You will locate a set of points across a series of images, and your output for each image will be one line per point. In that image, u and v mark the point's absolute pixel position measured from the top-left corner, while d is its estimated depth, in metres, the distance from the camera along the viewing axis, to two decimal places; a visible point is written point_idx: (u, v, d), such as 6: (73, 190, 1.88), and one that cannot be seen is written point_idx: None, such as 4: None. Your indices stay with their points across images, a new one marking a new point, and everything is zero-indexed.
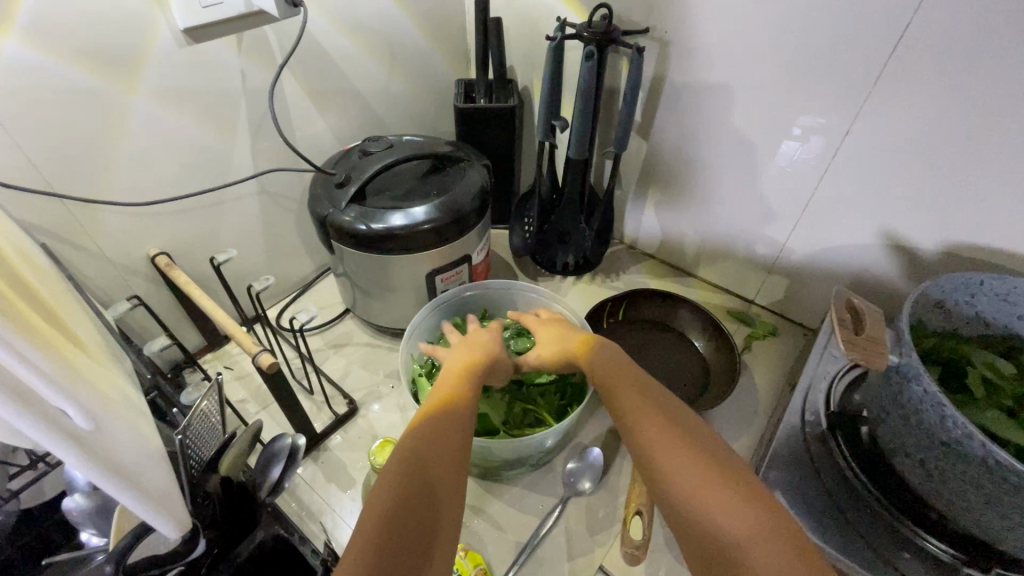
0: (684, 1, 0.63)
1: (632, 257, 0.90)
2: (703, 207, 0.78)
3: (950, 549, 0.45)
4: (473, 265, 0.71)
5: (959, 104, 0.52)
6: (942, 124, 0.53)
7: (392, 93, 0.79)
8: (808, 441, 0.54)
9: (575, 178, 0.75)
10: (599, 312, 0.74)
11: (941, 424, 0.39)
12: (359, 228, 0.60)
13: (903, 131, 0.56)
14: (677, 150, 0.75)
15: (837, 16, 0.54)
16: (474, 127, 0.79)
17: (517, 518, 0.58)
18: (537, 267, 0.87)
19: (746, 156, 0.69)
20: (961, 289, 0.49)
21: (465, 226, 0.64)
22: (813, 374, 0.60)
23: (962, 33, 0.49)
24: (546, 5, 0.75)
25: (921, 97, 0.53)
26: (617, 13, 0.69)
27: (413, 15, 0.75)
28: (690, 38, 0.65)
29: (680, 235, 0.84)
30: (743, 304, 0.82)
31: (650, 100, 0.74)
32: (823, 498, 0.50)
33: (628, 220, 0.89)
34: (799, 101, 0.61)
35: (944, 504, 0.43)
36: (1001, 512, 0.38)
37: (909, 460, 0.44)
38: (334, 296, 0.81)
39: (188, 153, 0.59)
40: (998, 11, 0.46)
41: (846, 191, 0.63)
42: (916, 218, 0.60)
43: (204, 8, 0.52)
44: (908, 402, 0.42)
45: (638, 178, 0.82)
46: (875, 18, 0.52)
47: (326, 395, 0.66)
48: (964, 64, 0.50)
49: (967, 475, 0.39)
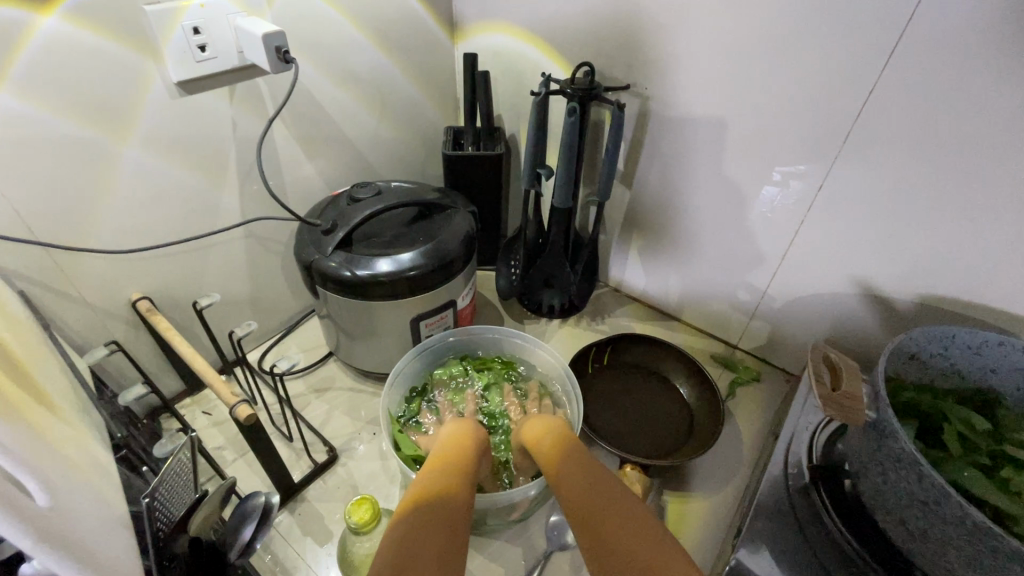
0: (662, 59, 0.66)
1: (616, 300, 0.91)
2: (685, 254, 0.80)
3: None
4: (459, 310, 0.71)
5: (925, 161, 0.54)
6: (911, 180, 0.56)
7: (382, 139, 0.81)
8: (791, 494, 0.54)
9: (560, 225, 0.76)
10: (584, 357, 0.74)
11: (920, 482, 0.40)
12: (344, 274, 0.60)
13: (875, 184, 0.58)
14: (659, 198, 0.77)
15: (804, 78, 0.57)
16: (461, 174, 0.81)
17: (498, 572, 0.56)
18: (523, 309, 0.88)
19: (725, 206, 0.71)
20: (935, 342, 0.50)
21: (450, 271, 0.65)
22: (795, 425, 0.60)
23: (928, 95, 0.51)
24: (532, 60, 0.78)
25: (888, 153, 0.56)
26: (599, 69, 0.72)
27: (405, 67, 0.78)
28: (668, 93, 0.68)
29: (662, 279, 0.85)
30: (725, 349, 0.83)
31: (631, 149, 0.76)
32: (809, 556, 0.49)
33: (613, 265, 0.90)
34: (775, 156, 0.64)
35: (926, 563, 0.42)
36: (982, 574, 0.38)
37: (890, 518, 0.44)
38: (318, 339, 0.80)
39: (176, 200, 0.59)
40: (957, 77, 0.49)
41: (823, 242, 0.65)
42: (890, 270, 0.62)
43: (199, 62, 0.54)
44: (887, 459, 0.43)
45: (621, 225, 0.84)
46: (841, 81, 0.55)
47: (305, 442, 0.65)
48: (928, 123, 0.52)
49: (946, 534, 0.39)
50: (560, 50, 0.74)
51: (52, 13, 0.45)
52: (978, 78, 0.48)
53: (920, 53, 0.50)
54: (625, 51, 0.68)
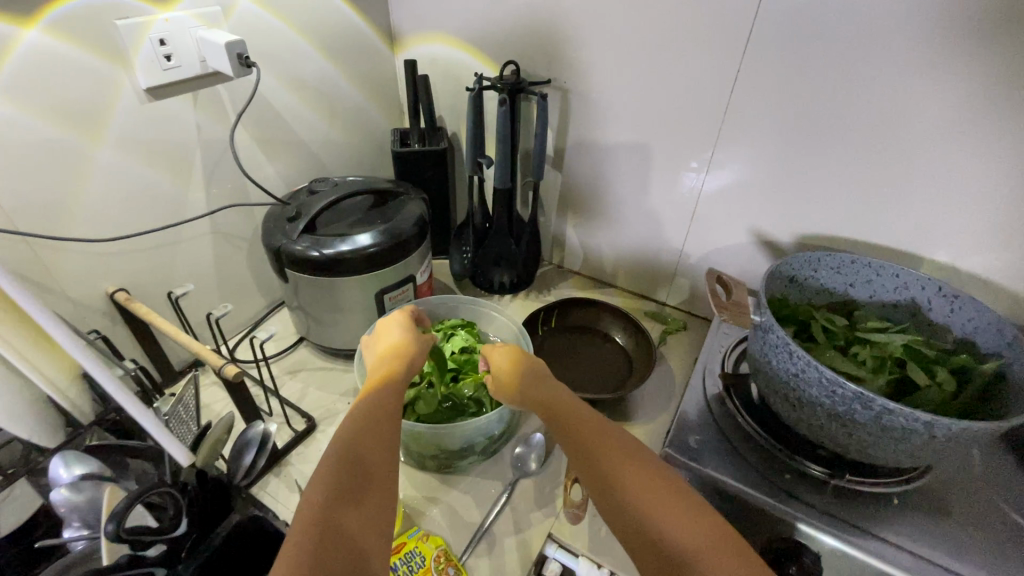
0: (574, 56, 0.77)
1: (559, 274, 1.01)
2: (613, 225, 0.91)
3: (824, 470, 0.56)
4: (418, 285, 0.79)
5: (785, 124, 0.67)
6: (777, 140, 0.69)
7: (334, 141, 0.88)
8: (710, 403, 0.65)
9: (502, 206, 0.86)
10: (534, 320, 0.84)
11: (791, 358, 0.51)
12: (311, 254, 0.67)
13: (751, 147, 0.71)
14: (585, 177, 0.88)
15: (686, 64, 0.70)
16: (410, 168, 0.89)
17: (471, 502, 0.63)
18: (477, 288, 0.96)
19: (641, 178, 0.83)
20: (806, 265, 0.63)
21: (407, 248, 0.73)
22: (711, 349, 0.72)
23: (779, 71, 0.64)
24: (465, 64, 0.88)
25: (758, 120, 0.69)
26: (524, 68, 0.83)
27: (350, 75, 0.86)
28: (583, 85, 0.79)
29: (597, 250, 0.96)
30: (657, 306, 0.94)
31: (558, 136, 0.87)
32: (724, 446, 0.60)
33: (554, 243, 1.00)
34: (674, 131, 0.76)
35: (806, 430, 0.53)
36: (840, 422, 0.49)
37: (778, 398, 0.55)
38: (286, 328, 0.86)
39: (147, 197, 0.64)
40: (797, 55, 0.62)
41: (720, 200, 0.78)
42: (774, 218, 0.75)
43: (165, 71, 0.61)
44: (771, 349, 0.54)
45: (557, 205, 0.95)
46: (715, 64, 0.68)
47: (284, 414, 0.70)
48: (782, 93, 0.65)
49: (812, 395, 0.50)
50: (488, 54, 0.84)
51: (33, 27, 0.50)
52: (812, 55, 0.62)
53: (768, 37, 0.63)
54: (543, 51, 0.79)
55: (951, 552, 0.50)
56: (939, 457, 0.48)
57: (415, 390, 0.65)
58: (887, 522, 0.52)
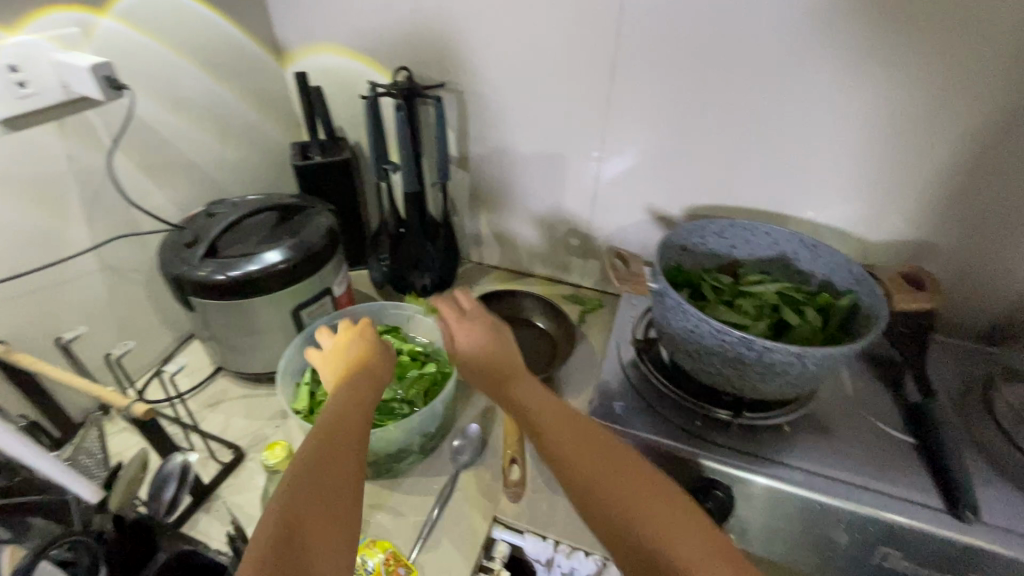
0: (464, 58, 0.80)
1: (480, 270, 1.03)
2: (524, 216, 0.95)
3: (727, 412, 0.62)
4: (337, 297, 0.78)
5: (661, 107, 0.74)
6: (657, 123, 0.76)
7: (228, 161, 0.84)
8: (626, 370, 0.70)
9: (413, 209, 0.87)
10: None
11: (684, 315, 0.57)
12: (217, 278, 0.64)
13: (635, 130, 0.77)
14: (490, 174, 0.91)
15: (568, 58, 0.75)
16: (315, 180, 0.88)
17: (415, 502, 0.64)
18: (399, 294, 0.97)
19: (542, 169, 0.87)
20: (693, 233, 0.69)
21: (320, 260, 0.72)
22: (623, 319, 0.78)
23: (648, 61, 0.71)
24: (357, 73, 0.87)
25: (636, 107, 0.75)
26: (417, 73, 0.84)
27: (237, 91, 0.83)
28: (476, 85, 0.82)
29: (512, 243, 0.99)
30: (575, 289, 0.99)
31: (460, 136, 0.89)
32: (642, 406, 0.65)
33: (470, 241, 1.02)
34: (566, 121, 0.80)
35: (708, 377, 0.59)
36: (732, 365, 0.55)
37: (681, 354, 0.61)
38: (200, 360, 0.81)
39: (17, 238, 0.59)
40: (660, 45, 0.69)
41: (616, 183, 0.84)
42: (664, 194, 0.82)
43: (21, 100, 0.56)
44: (668, 311, 0.59)
45: (468, 203, 0.97)
46: (592, 57, 0.73)
47: (208, 448, 0.67)
48: (654, 80, 0.72)
49: (705, 344, 0.56)
50: (380, 61, 0.85)
51: None
52: (674, 44, 0.69)
53: (634, 31, 0.69)
54: (434, 55, 0.81)
55: (833, 463, 0.58)
56: (814, 383, 0.55)
57: None
58: (781, 448, 0.60)
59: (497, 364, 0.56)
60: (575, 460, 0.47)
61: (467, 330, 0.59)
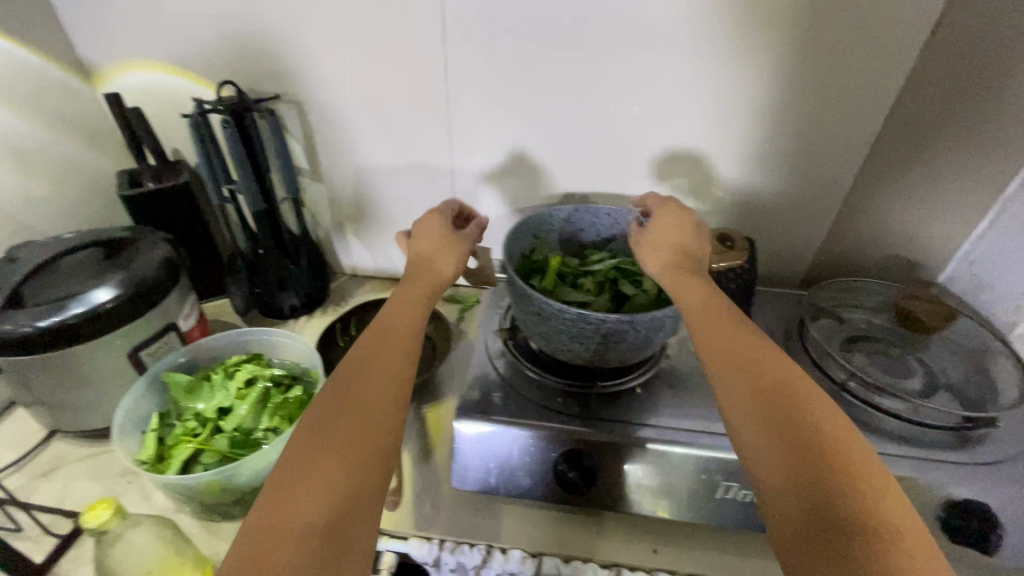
0: (296, 68, 0.78)
1: (355, 282, 1.01)
2: (389, 223, 0.94)
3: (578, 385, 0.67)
4: (185, 331, 0.72)
5: (498, 103, 0.77)
6: (498, 119, 0.79)
7: (36, 198, 0.75)
8: (494, 361, 0.72)
9: (265, 228, 0.83)
10: (330, 333, 0.83)
11: (528, 301, 0.60)
12: (25, 330, 0.57)
13: (479, 128, 0.80)
14: (347, 184, 0.90)
15: (402, 61, 0.75)
16: (149, 209, 0.81)
17: None
18: (268, 318, 0.92)
19: (398, 173, 0.87)
20: (539, 222, 0.73)
21: (158, 294, 0.66)
22: (491, 311, 0.80)
23: (477, 61, 0.74)
24: (183, 90, 0.82)
25: (475, 105, 0.78)
26: (250, 86, 0.80)
27: (37, 120, 0.74)
28: (314, 95, 0.80)
29: (383, 251, 0.98)
30: (453, 289, 1.00)
31: (308, 149, 0.86)
32: (510, 392, 0.67)
33: (340, 254, 0.99)
34: (412, 124, 0.81)
35: (561, 355, 0.63)
36: (576, 340, 0.59)
37: (535, 337, 0.64)
38: (29, 426, 0.72)
39: None
40: (485, 45, 0.72)
41: (472, 180, 0.86)
42: (518, 186, 0.85)
43: None
44: (516, 298, 0.62)
45: (331, 216, 0.94)
46: (424, 60, 0.75)
47: (40, 521, 0.59)
48: (486, 79, 0.75)
49: (551, 325, 0.59)
50: (206, 76, 0.80)
51: None
52: (498, 44, 0.72)
53: (459, 33, 0.72)
54: (264, 67, 0.78)
55: (678, 415, 0.65)
56: (651, 344, 0.61)
57: (195, 442, 0.61)
58: (636, 409, 0.65)
59: (665, 259, 0.59)
60: (753, 355, 0.47)
61: (673, 219, 0.63)
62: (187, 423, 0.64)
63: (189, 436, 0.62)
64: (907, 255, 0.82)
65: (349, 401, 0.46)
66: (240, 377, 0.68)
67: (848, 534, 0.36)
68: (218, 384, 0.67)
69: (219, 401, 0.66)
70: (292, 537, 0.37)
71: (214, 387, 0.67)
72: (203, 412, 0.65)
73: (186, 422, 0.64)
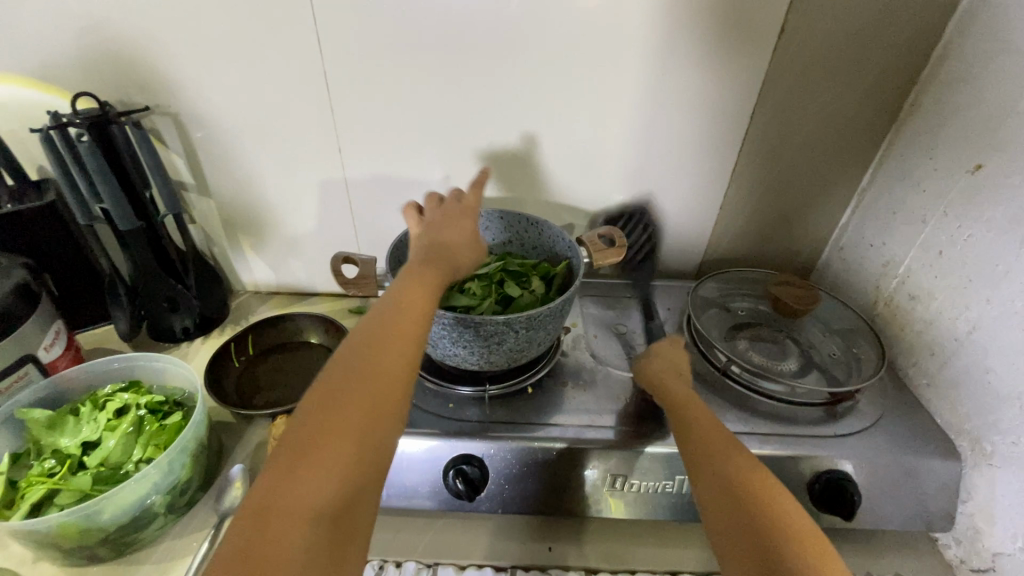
0: (166, 78, 0.74)
1: (257, 299, 0.97)
2: (287, 236, 0.91)
3: (474, 389, 0.67)
4: (46, 362, 0.67)
5: (384, 110, 0.77)
6: (386, 126, 0.78)
7: None
8: None
9: (143, 248, 0.78)
10: (223, 354, 0.79)
11: None
12: None
13: (368, 135, 0.79)
14: (237, 198, 0.86)
15: (279, 70, 0.74)
16: (7, 233, 0.74)
17: (167, 565, 0.58)
18: (158, 342, 0.87)
19: (290, 184, 0.84)
20: None
21: (8, 323, 0.61)
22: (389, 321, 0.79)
23: (356, 68, 0.73)
24: (42, 104, 0.76)
25: (361, 112, 0.77)
26: (117, 98, 0.76)
27: None
28: (189, 106, 0.77)
29: (284, 266, 0.95)
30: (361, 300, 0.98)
31: (191, 163, 0.82)
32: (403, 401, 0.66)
33: (239, 271, 0.95)
34: (299, 133, 0.79)
35: (451, 357, 0.64)
36: (462, 341, 0.60)
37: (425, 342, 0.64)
38: None
39: None
40: (362, 52, 0.72)
41: (367, 189, 0.85)
42: (415, 193, 0.85)
43: None
44: None
45: (223, 231, 0.90)
46: (303, 68, 0.73)
47: None
48: (369, 86, 0.75)
49: (436, 329, 0.60)
50: (66, 89, 0.75)
51: None
52: (375, 51, 0.72)
53: (334, 41, 0.71)
54: (131, 77, 0.74)
55: (570, 412, 0.66)
56: (537, 341, 0.63)
57: (48, 482, 0.56)
58: (527, 408, 0.66)
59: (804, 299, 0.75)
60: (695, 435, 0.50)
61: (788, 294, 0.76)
62: (44, 463, 0.59)
63: (43, 476, 0.57)
64: (785, 246, 0.87)
65: (351, 391, 0.43)
66: (110, 408, 0.63)
67: (784, 561, 0.38)
68: (84, 417, 0.63)
69: (83, 435, 0.61)
70: (289, 551, 0.35)
71: (79, 420, 0.62)
72: (64, 449, 0.60)
73: (43, 463, 0.59)
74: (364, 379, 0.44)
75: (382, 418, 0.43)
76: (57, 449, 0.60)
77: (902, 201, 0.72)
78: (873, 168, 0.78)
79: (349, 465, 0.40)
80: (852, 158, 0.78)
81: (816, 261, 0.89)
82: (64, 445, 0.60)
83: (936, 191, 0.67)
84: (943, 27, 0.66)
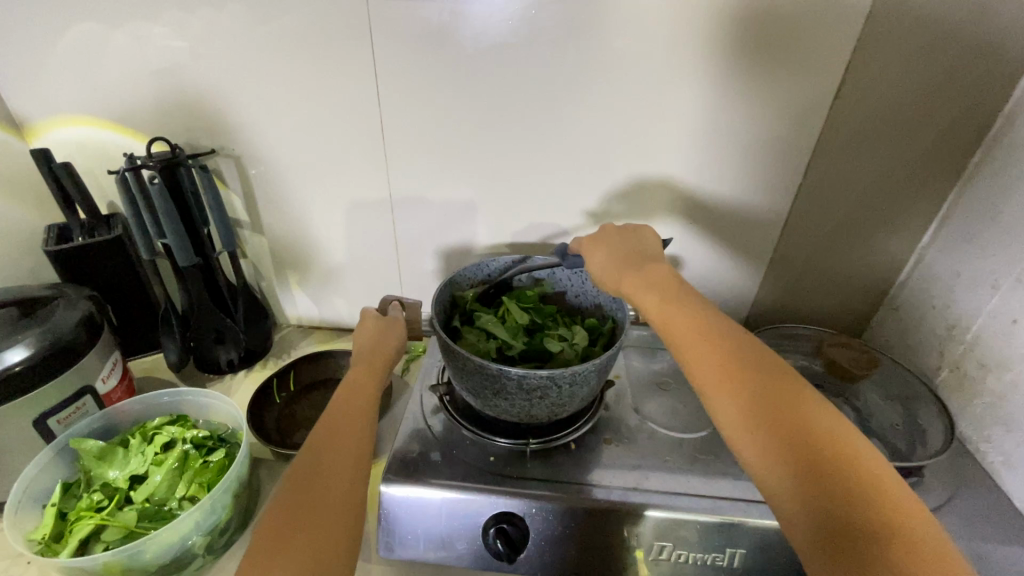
0: (232, 124, 0.79)
1: (300, 333, 0.99)
2: (333, 273, 0.93)
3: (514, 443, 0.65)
4: (102, 394, 0.69)
5: (435, 157, 0.79)
6: (436, 172, 0.80)
7: None
8: (428, 417, 0.71)
9: (198, 283, 0.81)
10: (266, 390, 0.80)
11: (455, 356, 0.60)
12: None
13: (418, 180, 0.81)
14: (289, 236, 0.89)
15: (339, 118, 0.77)
16: (76, 265, 0.78)
17: None
18: (203, 373, 0.89)
19: (340, 223, 0.87)
20: (479, 272, 0.73)
21: (74, 355, 0.63)
22: (430, 364, 0.79)
23: (412, 117, 0.76)
24: (119, 145, 0.81)
25: (413, 158, 0.80)
26: (187, 141, 0.81)
27: None
28: (252, 149, 0.81)
29: (328, 302, 0.97)
30: None
31: (248, 202, 0.86)
32: (442, 451, 0.66)
33: (284, 306, 0.98)
34: (352, 176, 0.82)
35: (492, 409, 0.63)
36: (503, 394, 0.59)
37: (467, 391, 0.64)
38: None
39: None
40: (418, 103, 0.75)
41: (413, 230, 0.87)
42: (460, 235, 0.86)
43: None
44: (446, 352, 0.62)
45: (273, 267, 0.93)
46: (361, 117, 0.77)
47: None
48: (422, 134, 0.77)
49: (479, 381, 0.60)
50: (142, 132, 0.80)
51: None
52: (431, 102, 0.74)
53: (393, 93, 0.74)
54: (200, 123, 0.79)
55: (614, 470, 0.63)
56: (581, 396, 0.61)
57: (96, 518, 0.57)
58: (569, 465, 0.64)
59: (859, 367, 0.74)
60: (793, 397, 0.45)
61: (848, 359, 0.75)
62: (92, 496, 0.60)
63: (92, 510, 0.58)
64: (838, 302, 0.84)
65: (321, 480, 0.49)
66: (157, 444, 0.64)
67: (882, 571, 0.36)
68: (133, 450, 0.64)
69: (131, 469, 0.62)
70: None
71: (128, 454, 0.63)
72: (113, 483, 0.61)
73: (92, 496, 0.60)
74: (331, 466, 0.50)
75: (346, 504, 0.48)
76: (106, 483, 0.61)
77: (967, 262, 0.69)
78: (935, 226, 0.75)
79: (315, 536, 0.45)
80: (911, 216, 0.75)
81: (872, 318, 0.85)
82: (113, 479, 0.61)
83: (1008, 255, 0.64)
84: (1009, 89, 0.64)
